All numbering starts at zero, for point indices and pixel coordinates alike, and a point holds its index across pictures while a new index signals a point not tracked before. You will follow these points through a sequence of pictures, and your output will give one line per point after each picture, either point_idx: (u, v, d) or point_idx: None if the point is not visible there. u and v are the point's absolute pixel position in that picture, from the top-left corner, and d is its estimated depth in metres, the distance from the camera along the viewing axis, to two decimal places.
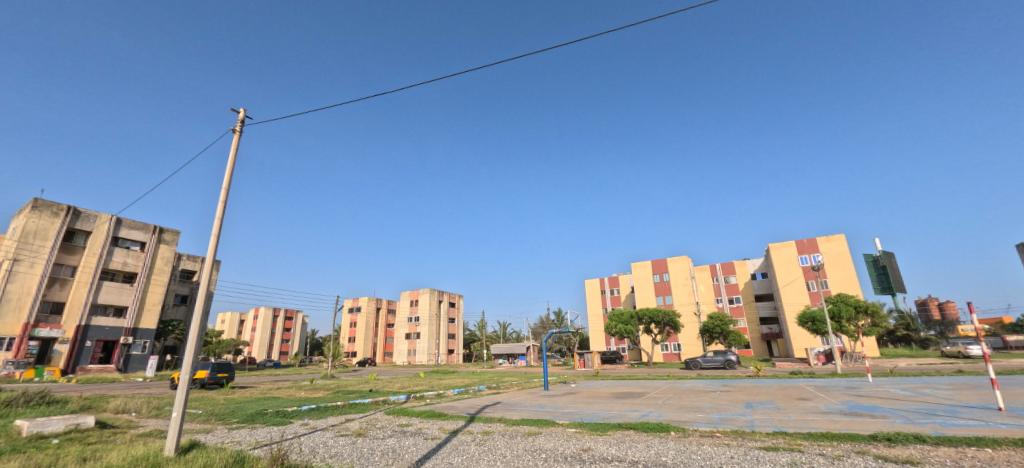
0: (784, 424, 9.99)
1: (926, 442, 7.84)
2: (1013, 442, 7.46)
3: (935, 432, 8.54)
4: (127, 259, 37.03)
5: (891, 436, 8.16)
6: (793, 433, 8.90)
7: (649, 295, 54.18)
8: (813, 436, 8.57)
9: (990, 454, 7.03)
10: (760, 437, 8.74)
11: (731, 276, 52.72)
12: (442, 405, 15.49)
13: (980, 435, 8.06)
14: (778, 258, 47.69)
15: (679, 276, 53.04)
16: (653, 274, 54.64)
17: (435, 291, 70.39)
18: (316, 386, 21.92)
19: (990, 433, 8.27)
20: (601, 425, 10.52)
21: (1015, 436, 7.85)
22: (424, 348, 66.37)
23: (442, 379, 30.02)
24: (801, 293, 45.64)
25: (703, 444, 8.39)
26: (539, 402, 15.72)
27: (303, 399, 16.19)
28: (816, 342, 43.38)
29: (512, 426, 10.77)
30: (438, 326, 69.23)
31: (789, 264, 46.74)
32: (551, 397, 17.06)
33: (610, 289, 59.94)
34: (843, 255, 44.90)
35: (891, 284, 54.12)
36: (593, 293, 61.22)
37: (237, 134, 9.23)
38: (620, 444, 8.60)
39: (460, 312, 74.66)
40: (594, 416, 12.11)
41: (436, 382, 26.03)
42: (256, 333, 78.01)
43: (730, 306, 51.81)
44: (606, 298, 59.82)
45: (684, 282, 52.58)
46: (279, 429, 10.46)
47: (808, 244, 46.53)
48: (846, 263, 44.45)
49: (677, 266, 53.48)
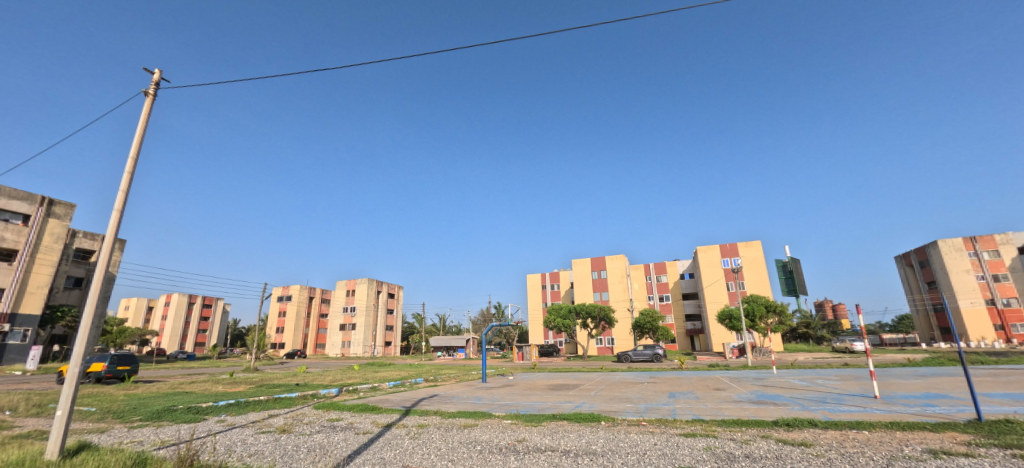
0: (702, 412, 10.73)
1: (817, 426, 8.72)
2: (885, 425, 8.50)
3: (825, 417, 9.55)
4: (5, 234, 32.12)
5: (790, 421, 9.00)
6: (710, 420, 9.55)
7: (587, 290, 55.86)
8: (726, 422, 9.25)
9: (867, 435, 7.98)
10: (681, 424, 9.25)
11: (662, 275, 56.03)
12: (375, 398, 14.96)
13: (861, 420, 9.11)
14: (704, 260, 51.10)
15: (615, 274, 55.12)
16: (591, 270, 56.44)
17: (374, 282, 68.18)
18: (237, 380, 20.40)
19: (868, 417, 9.40)
20: (536, 416, 10.64)
21: (888, 420, 8.98)
22: (359, 340, 63.99)
23: (378, 372, 29.03)
24: (722, 293, 49.32)
25: (630, 432, 8.75)
26: (476, 394, 15.68)
27: (221, 394, 14.97)
28: (732, 338, 47.26)
29: (447, 419, 10.62)
30: (375, 317, 67.01)
31: (713, 266, 50.26)
32: (489, 390, 17.14)
33: (551, 284, 61.29)
34: (759, 259, 49.10)
35: (796, 287, 60.08)
36: (534, 287, 62.26)
37: (151, 99, 8.20)
38: (553, 434, 8.73)
39: (399, 303, 72.95)
40: (529, 407, 12.27)
41: (371, 375, 25.21)
42: (167, 322, 71.27)
43: (660, 303, 55.09)
44: (547, 293, 61.12)
45: (620, 280, 54.75)
46: (190, 427, 9.53)
47: (730, 248, 50.31)
48: (760, 267, 48.62)
49: (614, 264, 55.57)
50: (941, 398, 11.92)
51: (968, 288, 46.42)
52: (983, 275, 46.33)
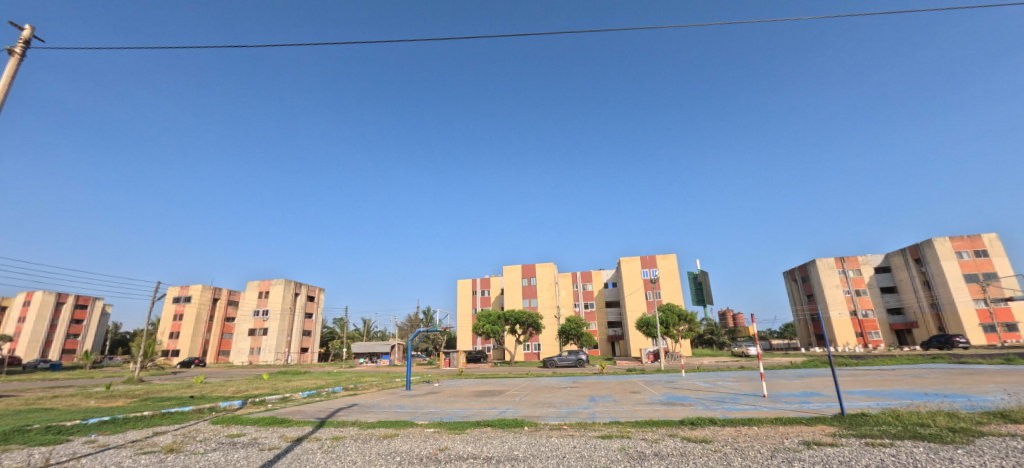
0: (618, 414, 11.15)
1: (716, 424, 9.42)
2: (772, 421, 9.40)
3: (723, 415, 10.36)
4: None
5: (694, 420, 9.62)
6: (625, 422, 9.93)
7: (517, 297, 56.39)
8: (639, 423, 9.66)
9: (759, 431, 8.76)
10: (598, 427, 9.52)
11: (588, 283, 58.28)
12: (285, 410, 13.72)
13: (753, 417, 10.00)
14: (626, 270, 53.93)
15: (544, 281, 56.26)
16: (521, 277, 57.13)
17: (291, 283, 63.53)
18: (116, 393, 17.69)
19: (759, 414, 10.36)
20: (459, 423, 10.38)
21: (774, 416, 9.95)
22: (271, 346, 59.04)
23: (290, 381, 26.83)
24: (640, 301, 52.32)
25: (551, 436, 8.81)
26: (399, 402, 15.03)
27: (93, 410, 12.86)
28: (648, 344, 50.26)
29: (365, 430, 10.00)
30: (291, 322, 62.31)
31: (633, 276, 53.21)
32: (412, 397, 16.52)
33: (481, 290, 61.12)
34: (674, 271, 52.88)
35: (704, 297, 65.53)
36: (464, 293, 61.66)
37: (16, 60, 6.88)
38: (476, 441, 8.52)
39: (319, 307, 68.59)
40: (453, 415, 11.96)
41: (282, 385, 23.21)
42: (25, 324, 60.82)
43: (585, 311, 57.20)
44: (477, 298, 60.84)
45: (549, 287, 55.97)
46: (47, 451, 8.03)
47: (650, 260, 53.68)
48: (675, 278, 52.37)
49: (543, 272, 56.75)
50: (814, 395, 13.52)
51: (838, 300, 53.49)
52: (849, 289, 53.75)
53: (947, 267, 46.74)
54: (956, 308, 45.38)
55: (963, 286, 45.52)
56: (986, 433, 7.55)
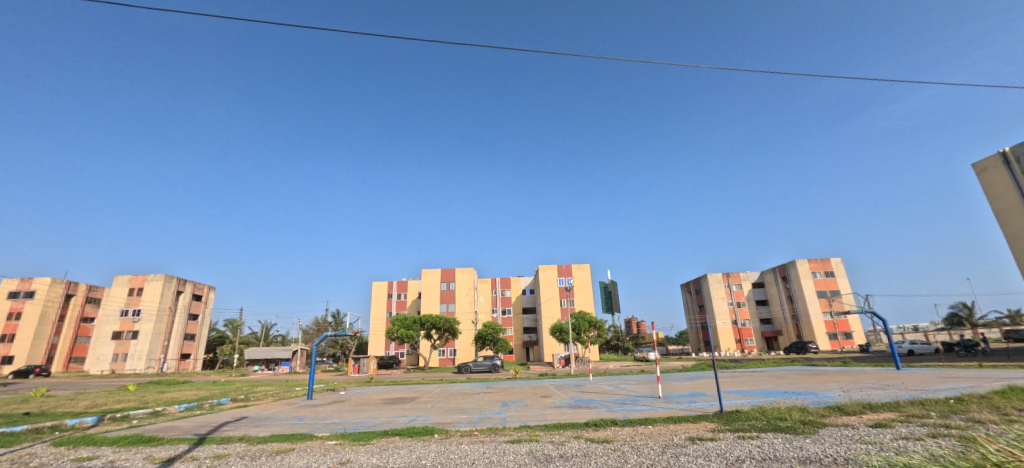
0: (528, 418, 11.40)
1: (616, 424, 10.04)
2: (664, 420, 10.26)
3: (624, 416, 11.08)
4: None
5: (597, 422, 10.16)
6: (533, 426, 10.16)
7: (434, 301, 55.23)
8: (547, 427, 9.96)
9: (653, 429, 9.51)
10: (509, 431, 9.64)
11: (507, 289, 59.08)
12: (156, 427, 11.91)
13: (649, 417, 10.83)
14: (543, 277, 55.55)
15: (463, 286, 55.87)
16: (440, 281, 56.18)
17: (174, 280, 56.13)
18: None
19: (654, 414, 11.23)
20: (365, 434, 9.85)
21: (666, 415, 10.86)
22: (144, 352, 51.41)
23: (165, 392, 23.46)
24: (555, 308, 54.16)
25: (461, 443, 8.73)
26: (297, 413, 13.82)
27: None
28: (560, 349, 52.16)
29: (256, 446, 9.07)
30: (171, 324, 54.89)
31: (550, 284, 55.05)
32: (313, 407, 15.32)
33: (397, 293, 59.02)
34: (587, 280, 55.65)
35: (613, 305, 69.71)
36: (378, 296, 59.05)
37: None
38: (382, 452, 8.15)
39: (207, 308, 61.35)
40: (358, 425, 11.31)
41: (155, 397, 20.23)
42: None
43: (502, 316, 57.87)
44: (392, 302, 58.61)
45: (467, 292, 55.68)
46: None
47: (565, 269, 55.98)
48: (588, 287, 55.08)
49: (463, 277, 56.40)
50: (701, 395, 15.04)
51: (723, 311, 60.21)
52: (732, 301, 60.83)
53: (805, 284, 54.76)
54: (809, 319, 53.22)
55: (815, 300, 53.68)
56: (829, 424, 8.95)
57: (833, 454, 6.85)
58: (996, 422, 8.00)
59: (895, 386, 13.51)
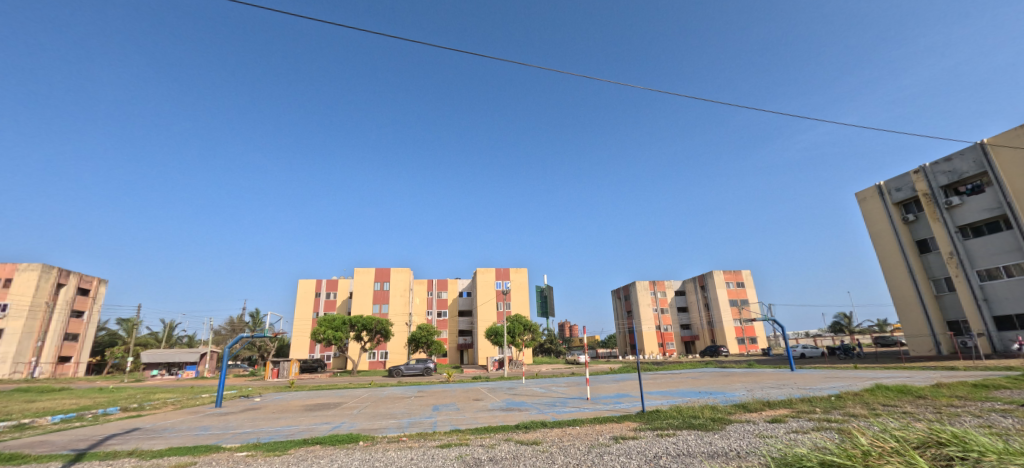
0: (459, 422, 11.34)
1: (545, 425, 10.31)
2: (590, 421, 10.70)
3: (553, 418, 11.40)
4: None
5: (527, 424, 10.37)
6: (464, 430, 10.13)
7: (366, 301, 53.00)
8: (478, 430, 9.98)
9: (580, 429, 9.89)
10: (438, 436, 9.53)
11: (443, 291, 58.34)
12: (22, 443, 10.28)
13: (576, 418, 11.23)
14: (481, 280, 55.48)
15: (398, 286, 54.28)
16: (373, 281, 54.10)
17: (53, 271, 49.08)
18: None
19: (581, 415, 11.66)
20: (281, 443, 9.25)
21: (592, 416, 11.32)
22: (9, 354, 44.25)
23: (38, 401, 20.33)
24: (491, 311, 54.30)
25: (387, 450, 8.48)
26: (203, 423, 12.60)
27: None
28: (495, 352, 52.40)
29: (151, 461, 8.16)
30: (47, 322, 47.81)
31: (487, 287, 55.15)
32: (223, 416, 14.07)
33: (326, 292, 56.00)
34: (523, 284, 56.51)
35: (548, 309, 71.27)
36: (305, 295, 55.66)
37: None
38: (300, 463, 7.69)
39: (94, 305, 54.26)
40: (274, 434, 10.58)
41: (24, 407, 17.47)
42: None
43: (438, 319, 57.00)
44: (319, 302, 55.51)
45: (402, 293, 54.17)
46: None
47: (503, 272, 56.41)
48: (524, 291, 55.92)
49: (398, 277, 54.83)
50: (625, 397, 15.88)
51: (648, 317, 63.92)
52: (656, 308, 64.85)
53: (720, 293, 59.62)
54: (722, 325, 57.99)
55: (728, 308, 58.70)
56: (735, 420, 9.83)
57: (737, 447, 7.55)
58: (866, 415, 9.31)
59: (789, 385, 15.20)
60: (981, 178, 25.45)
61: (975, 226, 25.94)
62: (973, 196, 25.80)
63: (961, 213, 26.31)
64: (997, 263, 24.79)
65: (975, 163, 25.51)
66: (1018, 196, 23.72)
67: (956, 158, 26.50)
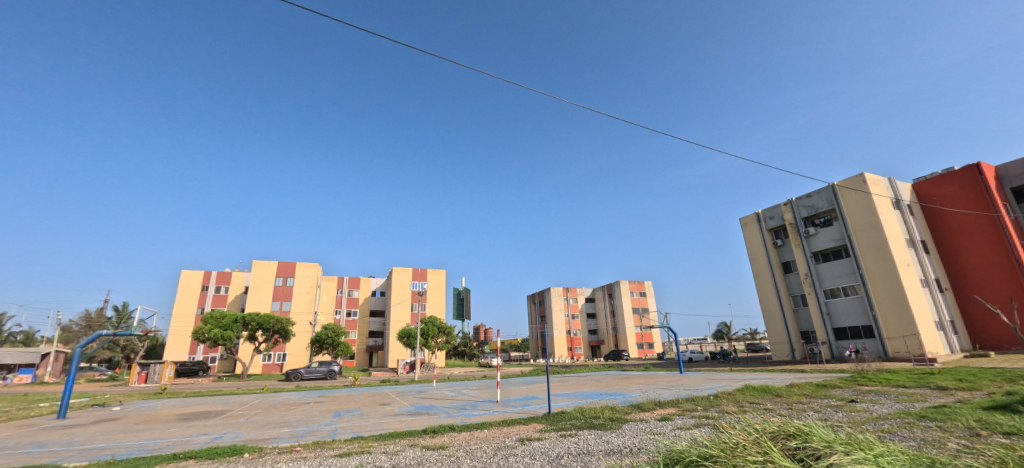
0: (362, 428, 10.98)
1: (454, 430, 10.40)
2: (498, 423, 11.00)
3: (461, 421, 11.50)
4: None
5: (435, 428, 10.37)
6: (367, 437, 9.87)
7: (265, 298, 48.51)
8: (382, 437, 9.78)
9: (486, 433, 10.14)
10: (338, 444, 9.16)
11: (354, 290, 55.62)
12: None
13: (484, 421, 11.45)
14: (396, 280, 53.75)
15: (303, 283, 50.60)
16: (275, 276, 49.77)
17: None
18: None
19: (489, 418, 11.92)
20: (144, 460, 8.21)
21: (499, 419, 11.61)
22: None
23: None
24: (405, 312, 52.86)
25: (278, 462, 7.95)
26: (39, 439, 10.65)
27: None
28: (406, 355, 51.14)
29: None
30: None
31: (402, 287, 53.57)
32: (69, 430, 12.02)
33: (216, 286, 50.38)
34: (441, 286, 55.97)
35: (464, 312, 71.12)
36: (189, 288, 49.60)
37: None
38: None
39: None
40: (139, 449, 9.34)
41: None
42: None
43: (346, 319, 54.11)
44: (207, 296, 49.74)
45: (307, 290, 50.57)
46: None
47: (420, 273, 55.37)
48: (441, 293, 55.38)
49: (304, 272, 51.14)
50: (533, 399, 16.50)
51: (560, 322, 66.67)
52: (568, 313, 67.84)
53: (625, 301, 64.16)
54: (625, 331, 62.42)
55: (631, 316, 63.34)
56: (629, 420, 10.76)
57: (629, 444, 8.32)
58: (734, 412, 10.80)
59: (677, 386, 16.95)
60: (832, 213, 30.56)
61: (824, 253, 30.97)
62: (824, 228, 30.89)
63: (816, 241, 31.29)
64: (839, 283, 29.81)
65: (828, 200, 30.64)
66: (855, 230, 28.91)
67: (815, 195, 31.56)
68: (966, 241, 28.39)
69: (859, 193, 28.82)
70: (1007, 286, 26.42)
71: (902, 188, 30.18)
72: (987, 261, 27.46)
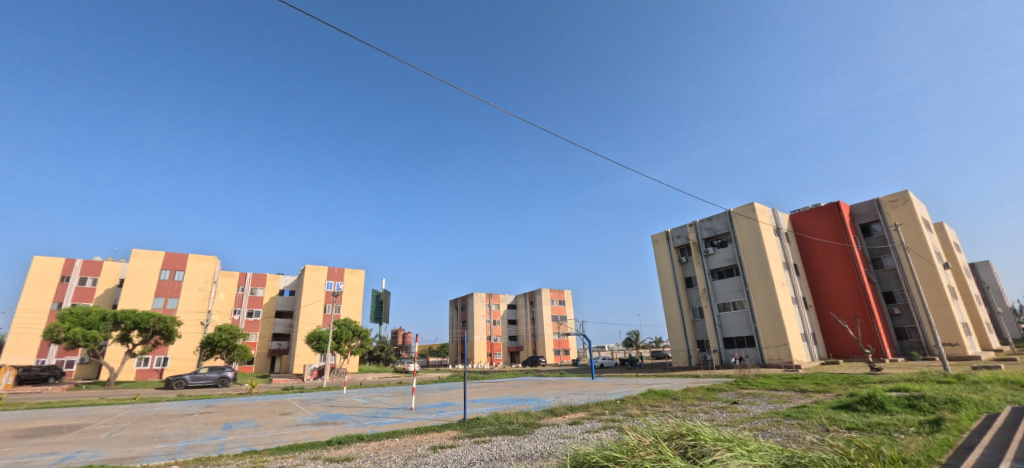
0: (256, 442, 9.98)
1: (361, 440, 9.85)
2: (409, 431, 10.61)
3: (370, 431, 10.94)
4: None
5: (341, 439, 9.75)
6: (262, 450, 9.00)
7: (146, 293, 42.57)
8: (279, 450, 8.97)
9: (396, 442, 9.74)
10: (226, 460, 8.21)
11: (258, 288, 51.06)
12: None
13: (394, 429, 10.99)
14: (308, 279, 50.19)
15: (196, 278, 45.31)
16: (160, 268, 43.98)
17: None
18: None
19: (401, 426, 11.46)
20: None
21: (411, 427, 11.23)
22: None
23: None
24: (317, 314, 49.50)
25: None
26: None
27: None
28: (315, 359, 47.82)
29: None
30: None
31: (315, 287, 50.14)
32: None
33: (82, 278, 43.32)
34: (358, 287, 53.37)
35: (382, 316, 68.29)
36: (44, 278, 42.11)
37: None
38: None
39: None
40: None
41: None
42: None
43: (246, 320, 49.29)
44: (68, 289, 42.49)
45: (201, 286, 45.35)
46: None
47: (337, 272, 52.35)
48: (358, 294, 52.80)
49: (197, 266, 45.85)
50: (448, 405, 16.22)
51: (481, 327, 66.57)
52: (490, 319, 67.98)
53: (545, 309, 65.89)
54: (543, 338, 64.05)
55: (550, 323, 65.14)
56: (541, 424, 10.98)
57: (541, 449, 8.46)
58: (638, 415, 11.48)
59: (588, 391, 17.68)
60: (727, 236, 34.15)
61: (719, 271, 34.42)
62: (721, 248, 34.39)
63: (713, 259, 34.69)
64: (730, 298, 33.22)
65: (725, 224, 34.25)
66: (745, 252, 32.54)
67: (714, 218, 35.09)
68: (827, 266, 33.26)
69: (749, 219, 32.60)
70: (855, 305, 31.32)
71: (782, 217, 34.67)
72: (842, 283, 32.33)
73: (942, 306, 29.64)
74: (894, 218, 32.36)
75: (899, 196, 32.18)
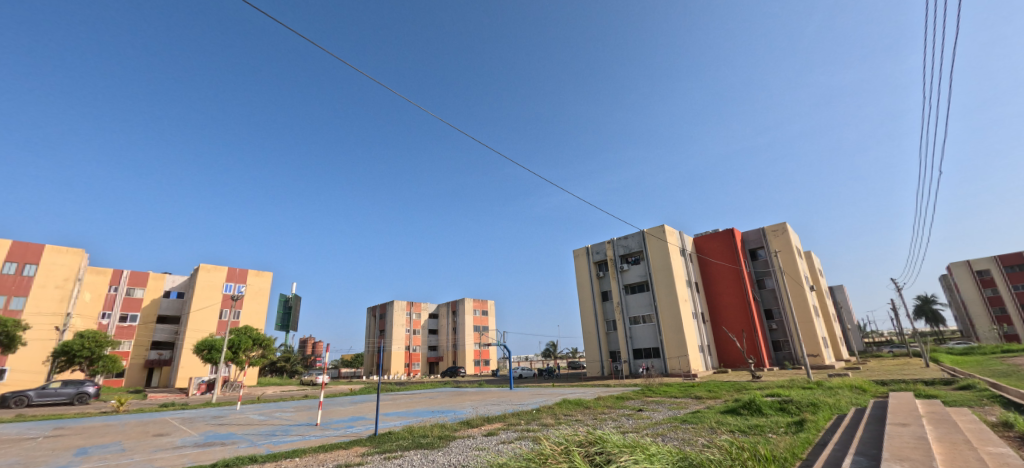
0: None
1: (255, 461, 8.83)
2: (312, 450, 9.72)
3: (265, 451, 9.84)
4: None
5: (229, 461, 8.66)
6: None
7: None
8: None
9: (296, 462, 8.86)
10: None
11: (137, 288, 44.74)
12: None
13: (294, 448, 9.99)
14: (203, 280, 44.90)
15: (53, 274, 38.48)
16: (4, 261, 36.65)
17: None
18: None
19: (301, 445, 10.46)
20: None
21: (314, 445, 10.30)
22: None
23: None
24: (210, 320, 44.32)
25: None
26: None
27: None
28: (204, 371, 42.60)
29: None
30: None
31: (211, 289, 44.96)
32: None
33: None
34: (262, 291, 48.88)
35: (290, 323, 63.01)
36: None
37: None
38: None
39: None
40: None
41: None
42: None
43: (119, 325, 42.68)
44: None
45: (59, 285, 38.57)
46: None
47: (238, 274, 47.53)
48: (262, 299, 48.33)
49: (57, 260, 39.01)
50: (358, 420, 15.20)
51: (399, 337, 64.06)
52: (409, 329, 65.66)
53: (467, 319, 65.29)
54: (464, 348, 63.24)
55: (471, 333, 64.58)
56: (456, 437, 10.66)
57: (456, 463, 8.20)
58: (552, 424, 11.62)
59: (505, 402, 17.63)
60: (640, 254, 36.58)
61: (632, 286, 36.64)
62: (634, 265, 36.69)
63: (627, 275, 36.89)
64: (640, 312, 35.42)
65: (638, 242, 36.68)
66: (654, 269, 35.01)
67: (630, 237, 37.43)
68: (722, 285, 36.86)
69: (659, 239, 35.25)
70: (743, 320, 35.03)
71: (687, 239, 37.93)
72: (733, 301, 35.99)
73: (807, 323, 34.14)
74: (775, 245, 36.92)
75: (780, 226, 36.81)
